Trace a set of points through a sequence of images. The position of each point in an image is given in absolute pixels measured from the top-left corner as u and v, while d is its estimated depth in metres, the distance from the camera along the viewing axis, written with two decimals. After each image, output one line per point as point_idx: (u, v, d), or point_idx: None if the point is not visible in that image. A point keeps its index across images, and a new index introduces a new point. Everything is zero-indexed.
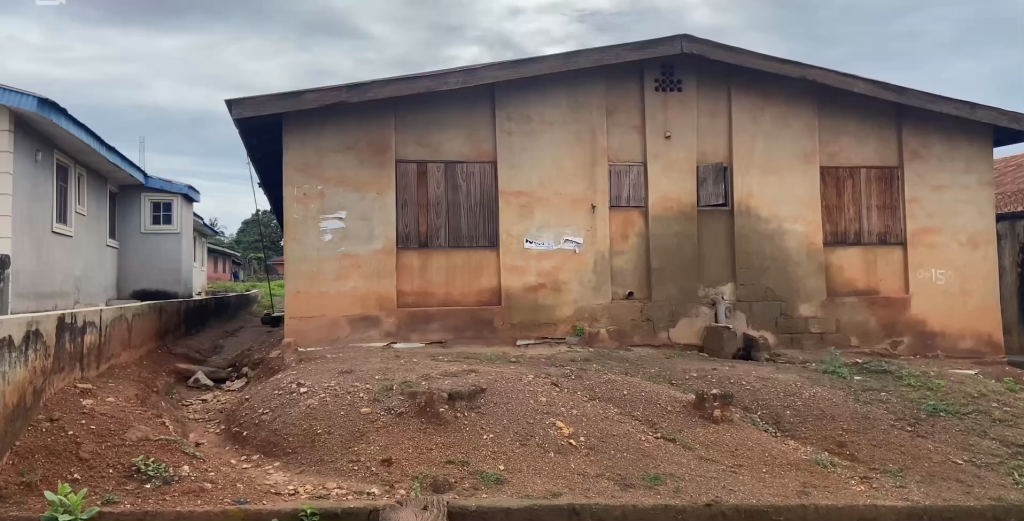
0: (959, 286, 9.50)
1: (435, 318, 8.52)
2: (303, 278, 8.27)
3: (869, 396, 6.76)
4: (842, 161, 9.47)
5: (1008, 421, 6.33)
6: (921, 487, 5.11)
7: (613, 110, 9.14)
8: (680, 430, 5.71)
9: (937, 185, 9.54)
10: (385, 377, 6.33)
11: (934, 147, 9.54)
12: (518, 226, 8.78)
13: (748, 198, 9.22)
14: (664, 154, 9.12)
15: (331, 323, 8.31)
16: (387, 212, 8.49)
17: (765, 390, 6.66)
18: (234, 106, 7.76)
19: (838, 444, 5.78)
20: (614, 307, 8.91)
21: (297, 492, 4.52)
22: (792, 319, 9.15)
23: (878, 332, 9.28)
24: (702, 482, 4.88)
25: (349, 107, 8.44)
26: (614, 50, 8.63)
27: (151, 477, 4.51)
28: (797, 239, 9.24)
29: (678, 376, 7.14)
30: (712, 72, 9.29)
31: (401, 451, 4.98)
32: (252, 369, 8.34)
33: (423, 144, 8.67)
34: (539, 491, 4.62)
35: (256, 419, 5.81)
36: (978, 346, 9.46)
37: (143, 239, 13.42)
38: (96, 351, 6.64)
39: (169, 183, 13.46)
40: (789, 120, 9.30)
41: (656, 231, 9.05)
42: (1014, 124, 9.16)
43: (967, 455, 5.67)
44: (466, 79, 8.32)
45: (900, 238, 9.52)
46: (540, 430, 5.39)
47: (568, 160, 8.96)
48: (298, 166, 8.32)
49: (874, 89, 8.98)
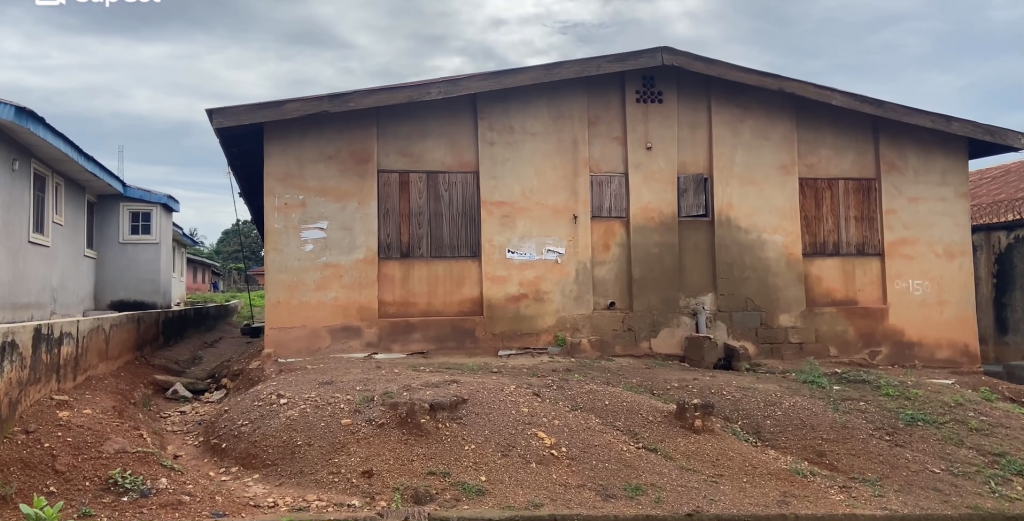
0: (937, 296, 9.61)
1: (416, 329, 8.49)
2: (284, 288, 8.23)
3: (848, 405, 6.83)
4: (821, 172, 9.58)
5: (984, 430, 6.41)
6: (900, 496, 5.16)
7: (595, 121, 9.19)
8: (661, 440, 5.72)
9: (914, 196, 9.67)
10: (366, 388, 6.31)
11: (911, 159, 9.67)
12: (500, 236, 8.79)
13: (728, 208, 9.29)
14: (645, 165, 9.18)
15: (312, 334, 8.26)
16: (369, 222, 8.46)
17: (745, 400, 6.69)
18: (215, 116, 7.71)
19: (818, 454, 5.82)
20: (596, 317, 8.94)
21: (277, 504, 4.49)
22: (772, 329, 9.21)
23: (856, 342, 9.37)
24: (684, 493, 4.90)
25: (331, 117, 8.42)
26: (596, 61, 8.68)
27: (128, 490, 4.45)
28: (776, 250, 9.32)
29: (659, 386, 7.15)
30: (692, 83, 9.37)
31: (383, 463, 4.95)
32: (232, 380, 8.26)
33: (405, 154, 8.68)
34: (521, 502, 4.61)
35: (235, 431, 5.76)
36: (954, 356, 9.57)
37: (122, 249, 13.28)
38: (73, 363, 6.56)
39: (149, 193, 13.34)
40: (768, 132, 9.39)
41: (638, 241, 9.09)
42: (989, 136, 9.29)
43: (943, 464, 5.73)
44: (448, 89, 8.32)
45: (878, 248, 9.63)
46: (523, 441, 5.38)
47: (549, 171, 8.99)
48: (279, 176, 8.29)
49: (852, 102, 9.09)
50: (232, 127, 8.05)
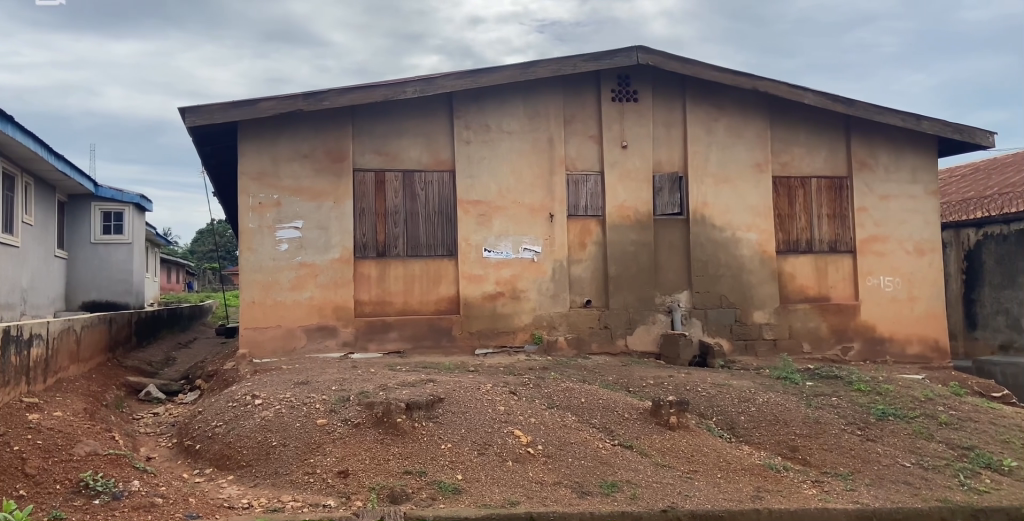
0: (906, 293, 9.74)
1: (392, 328, 8.47)
2: (258, 288, 8.16)
3: (820, 400, 6.91)
4: (794, 170, 9.68)
5: (953, 424, 6.51)
6: (870, 490, 5.24)
7: (571, 120, 9.22)
8: (637, 437, 5.75)
9: (884, 193, 9.80)
10: (342, 388, 6.28)
11: (882, 158, 9.80)
12: (476, 235, 8.80)
13: (703, 207, 9.36)
14: (621, 164, 9.23)
15: (287, 334, 8.21)
16: (344, 221, 8.43)
17: (720, 396, 6.75)
18: (187, 114, 7.63)
19: (791, 449, 5.90)
20: (572, 315, 8.97)
21: (251, 506, 4.47)
22: (746, 326, 9.30)
23: (829, 338, 9.50)
24: (659, 489, 4.93)
25: (306, 115, 8.37)
26: (572, 60, 8.69)
27: (100, 493, 4.39)
28: (750, 248, 9.41)
29: (635, 383, 7.19)
30: (668, 82, 9.42)
31: (358, 462, 4.94)
32: (206, 381, 8.18)
33: (381, 153, 8.65)
34: (497, 500, 4.62)
35: (210, 432, 5.70)
36: (924, 351, 9.70)
37: (94, 249, 13.11)
38: (43, 365, 6.46)
39: (122, 192, 13.16)
40: (741, 130, 9.48)
41: (613, 239, 9.14)
42: (958, 135, 9.43)
43: (914, 458, 5.82)
44: (424, 88, 8.30)
45: (850, 246, 9.76)
46: (499, 439, 5.40)
47: (525, 169, 9.01)
48: (253, 175, 8.22)
49: (824, 101, 9.20)
50: (205, 126, 7.97)
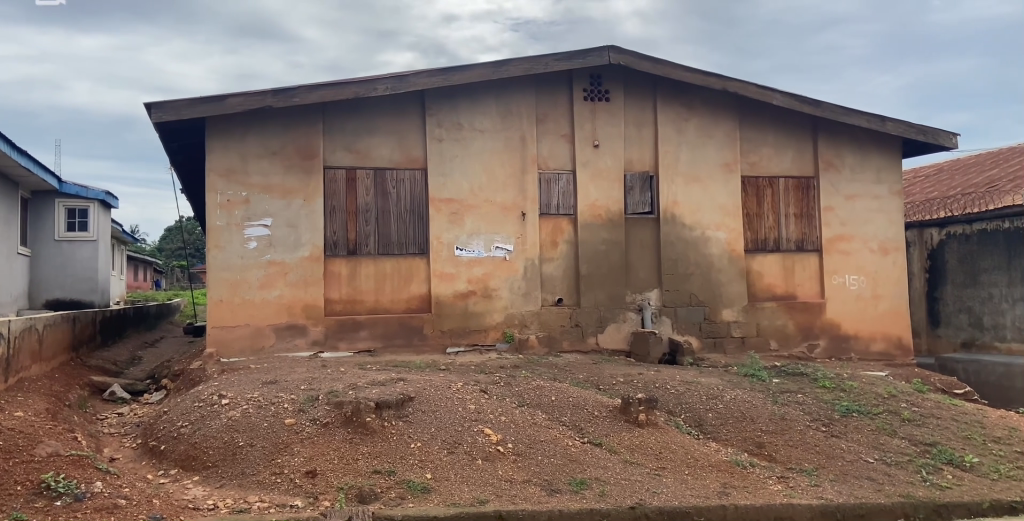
0: (871, 292, 9.89)
1: (363, 327, 8.43)
2: (226, 286, 8.07)
3: (787, 397, 7.00)
4: (762, 170, 9.79)
5: (916, 421, 6.63)
6: (835, 486, 5.32)
7: (543, 119, 9.23)
8: (606, 434, 5.79)
9: (851, 193, 9.95)
10: (311, 387, 6.23)
11: (848, 158, 9.94)
12: (448, 233, 8.78)
13: (673, 206, 9.43)
14: (592, 163, 9.26)
15: (255, 333, 8.13)
16: (315, 219, 8.36)
17: (688, 393, 6.81)
18: (153, 110, 7.52)
19: (757, 445, 5.97)
20: (543, 313, 8.99)
21: (217, 507, 4.42)
22: (715, 324, 9.39)
23: (796, 336, 9.62)
24: (627, 486, 4.97)
25: (275, 112, 8.29)
26: (544, 59, 8.71)
27: (61, 494, 4.32)
28: (719, 246, 9.50)
29: (605, 381, 7.23)
30: (639, 82, 9.47)
31: (327, 462, 4.91)
32: (173, 381, 8.08)
33: (352, 151, 8.59)
34: (466, 498, 4.62)
35: (175, 433, 5.63)
36: (889, 348, 9.87)
37: (58, 246, 12.87)
38: (4, 365, 6.33)
39: (87, 189, 12.95)
40: (711, 130, 9.57)
41: (584, 238, 9.17)
42: (922, 136, 9.60)
43: (877, 454, 5.92)
44: (395, 85, 8.26)
45: (817, 245, 9.89)
46: (469, 438, 5.39)
47: (497, 168, 9.01)
48: (221, 172, 8.12)
49: (792, 102, 9.31)
50: (172, 122, 7.86)
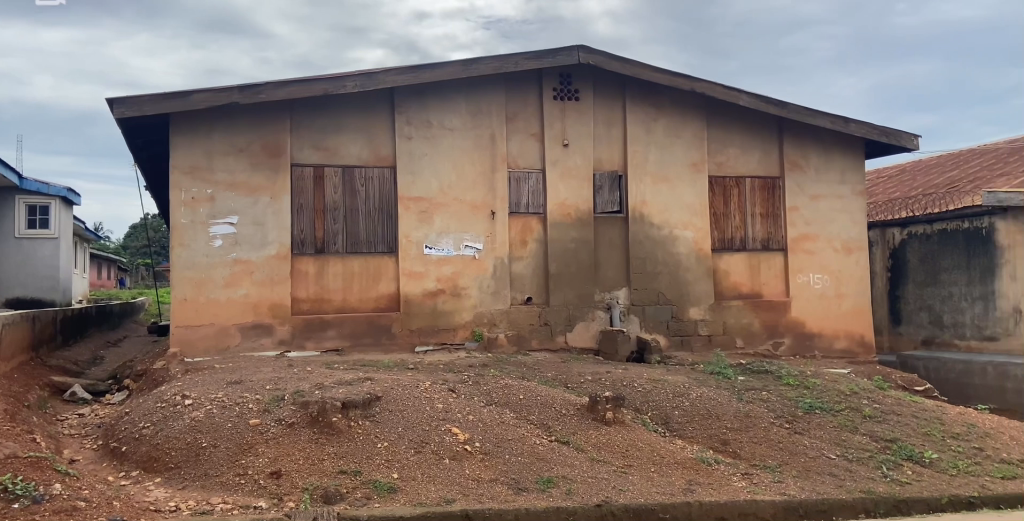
0: (835, 290, 10.05)
1: (330, 326, 8.37)
2: (191, 285, 7.96)
3: (752, 395, 7.09)
4: (729, 170, 9.90)
5: (877, 417, 6.76)
6: (797, 482, 5.40)
7: (512, 117, 9.23)
8: (574, 432, 5.81)
9: (815, 193, 10.09)
10: (276, 387, 6.17)
11: (813, 159, 10.09)
12: (417, 232, 8.75)
13: (642, 205, 9.49)
14: (562, 162, 9.29)
15: (220, 332, 8.03)
16: (281, 217, 8.28)
17: (656, 391, 6.86)
18: (116, 105, 7.39)
19: (722, 442, 6.03)
20: (513, 312, 8.99)
21: (179, 509, 4.37)
22: (682, 322, 9.47)
23: (761, 334, 9.74)
24: (594, 484, 4.99)
25: (242, 109, 8.19)
26: (514, 58, 8.71)
27: (19, 496, 4.19)
28: (687, 245, 9.58)
29: (574, 379, 7.26)
30: (608, 81, 9.51)
31: (292, 463, 4.87)
32: (135, 381, 7.95)
33: (320, 148, 8.53)
34: (432, 498, 4.61)
35: (136, 434, 5.54)
36: (851, 346, 10.03)
37: (18, 243, 12.58)
38: None
39: (48, 185, 12.68)
40: (679, 130, 9.64)
41: (554, 237, 9.19)
42: (885, 138, 9.77)
43: (839, 450, 6.02)
44: (364, 82, 8.21)
45: (782, 244, 10.02)
46: (436, 437, 5.38)
47: (467, 166, 8.99)
48: (186, 168, 8.00)
49: (759, 103, 9.42)
50: (135, 118, 7.74)
